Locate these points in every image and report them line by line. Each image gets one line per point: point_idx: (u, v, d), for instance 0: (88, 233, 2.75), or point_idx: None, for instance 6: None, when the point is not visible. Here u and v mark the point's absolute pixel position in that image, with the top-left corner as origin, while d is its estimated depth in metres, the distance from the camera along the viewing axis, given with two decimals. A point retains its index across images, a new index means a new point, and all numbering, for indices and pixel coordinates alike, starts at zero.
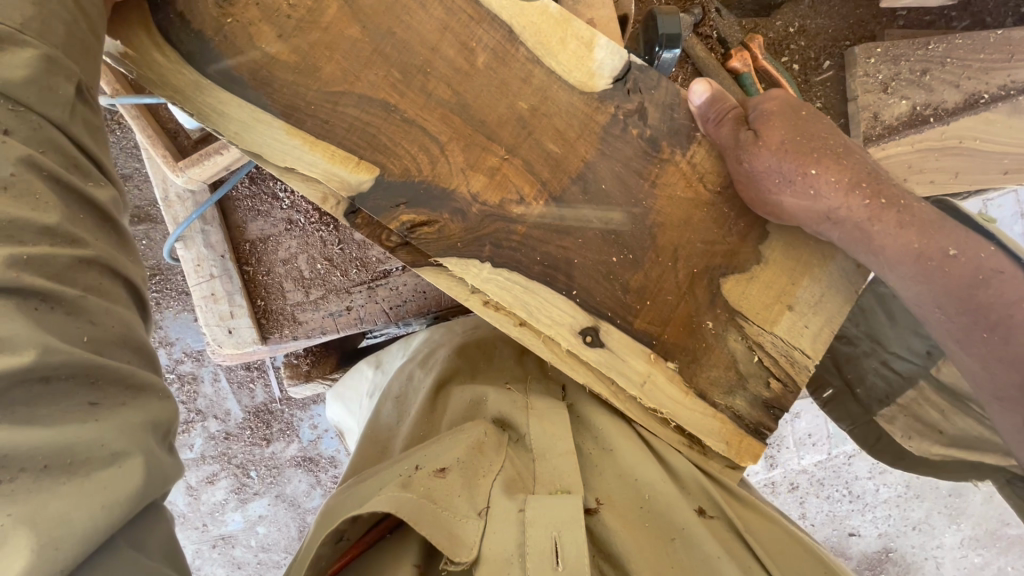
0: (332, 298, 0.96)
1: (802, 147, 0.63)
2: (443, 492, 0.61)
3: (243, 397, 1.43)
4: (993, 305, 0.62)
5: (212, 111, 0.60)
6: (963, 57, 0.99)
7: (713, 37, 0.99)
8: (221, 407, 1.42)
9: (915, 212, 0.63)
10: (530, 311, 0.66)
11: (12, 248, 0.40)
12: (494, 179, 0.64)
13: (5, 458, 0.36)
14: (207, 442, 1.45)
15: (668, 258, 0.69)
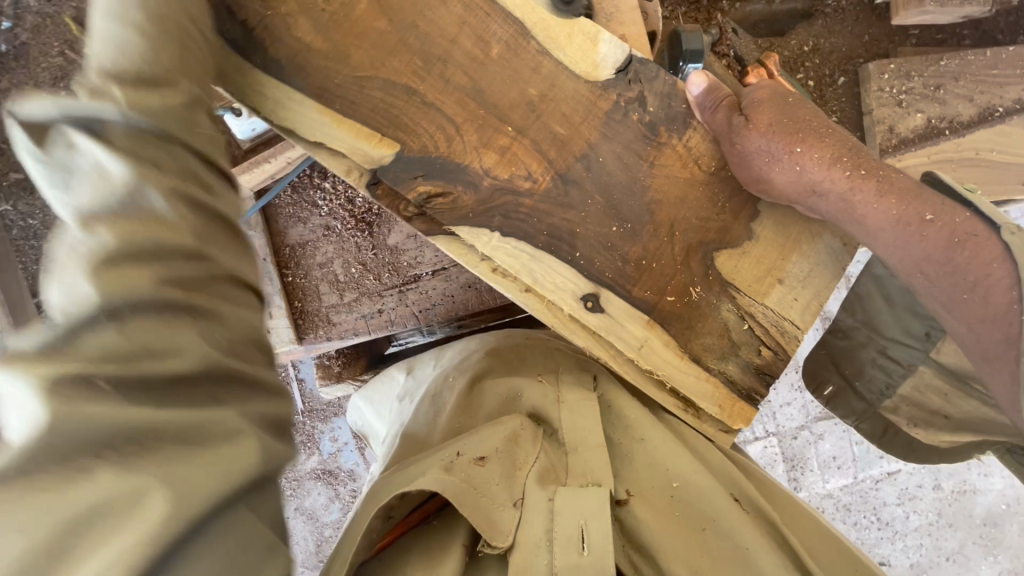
0: (365, 300, 1.01)
1: (790, 128, 0.65)
2: (482, 485, 0.66)
3: None
4: (971, 267, 0.63)
5: (247, 87, 0.60)
6: (976, 72, 1.02)
7: (731, 56, 1.03)
8: None
9: (895, 183, 0.66)
10: (536, 278, 0.67)
11: (161, 215, 0.42)
12: (505, 156, 0.65)
13: (155, 414, 0.38)
14: None
15: (665, 232, 0.69)
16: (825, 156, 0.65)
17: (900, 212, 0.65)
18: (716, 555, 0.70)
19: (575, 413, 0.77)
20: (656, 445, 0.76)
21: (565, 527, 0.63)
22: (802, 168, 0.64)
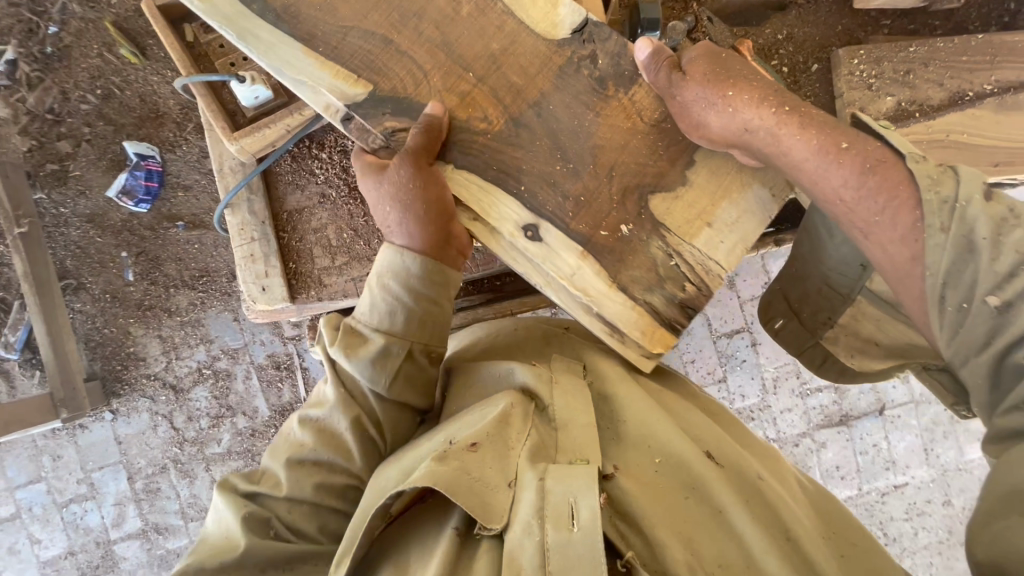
0: (354, 263, 1.37)
1: (723, 78, 1.08)
2: (473, 466, 1.03)
3: (272, 398, 2.24)
4: (854, 194, 0.98)
5: (289, 63, 1.11)
6: (946, 59, 1.27)
7: (709, 42, 1.27)
8: (249, 406, 2.24)
9: (815, 121, 1.03)
10: (482, 206, 1.14)
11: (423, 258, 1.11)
12: (466, 101, 1.15)
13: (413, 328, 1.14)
14: (235, 438, 2.25)
15: (605, 173, 1.16)
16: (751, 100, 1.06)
17: (823, 143, 1.00)
18: (694, 510, 1.07)
19: (567, 399, 1.18)
20: (636, 424, 1.18)
21: (557, 502, 0.96)
22: (713, 65, 1.09)
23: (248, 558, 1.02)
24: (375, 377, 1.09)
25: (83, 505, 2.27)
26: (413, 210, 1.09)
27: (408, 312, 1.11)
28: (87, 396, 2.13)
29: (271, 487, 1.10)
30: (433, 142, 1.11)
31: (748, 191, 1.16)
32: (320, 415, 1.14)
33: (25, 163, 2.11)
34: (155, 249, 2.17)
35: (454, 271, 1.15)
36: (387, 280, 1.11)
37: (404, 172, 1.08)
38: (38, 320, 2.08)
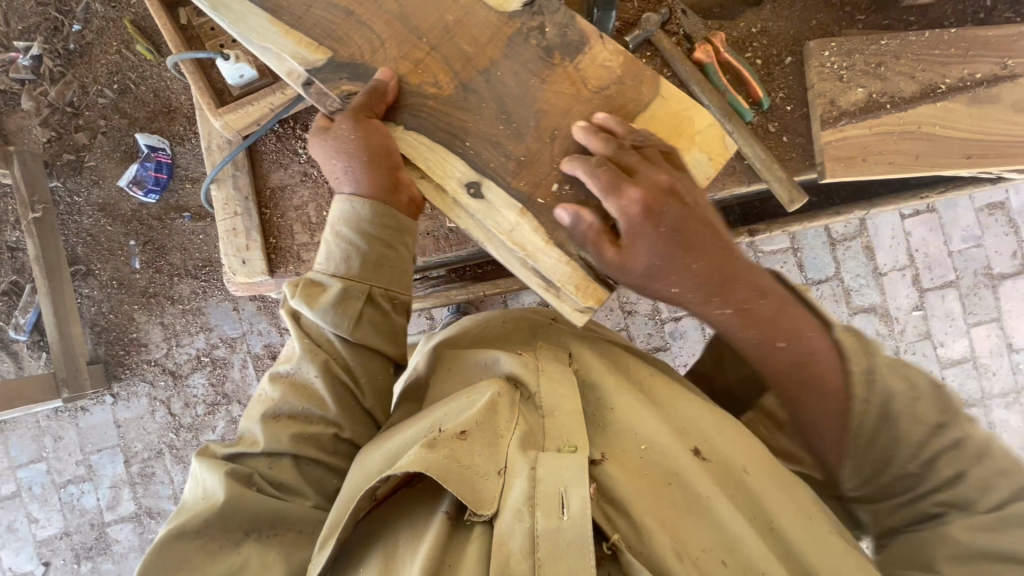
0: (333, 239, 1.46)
1: (665, 253, 1.08)
2: (463, 455, 1.04)
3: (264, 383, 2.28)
4: (734, 301, 1.08)
5: (258, 31, 1.20)
6: (918, 52, 1.38)
7: (681, 33, 1.44)
8: (245, 392, 2.28)
9: (731, 312, 1.08)
10: (428, 164, 1.21)
11: (374, 205, 1.14)
12: (417, 67, 1.22)
13: (367, 276, 1.16)
14: (227, 424, 2.29)
15: (546, 136, 1.20)
16: (687, 230, 1.08)
17: (758, 335, 1.07)
18: (678, 498, 1.08)
19: (553, 385, 1.19)
20: (620, 411, 1.20)
21: (547, 491, 0.98)
22: (646, 203, 1.07)
23: (239, 511, 1.04)
24: (337, 322, 1.14)
25: (81, 487, 2.32)
26: (357, 157, 1.15)
27: (361, 255, 1.15)
28: (89, 378, 2.21)
29: (250, 446, 1.12)
30: (378, 102, 1.18)
31: (693, 153, 1.20)
32: (291, 369, 1.17)
33: (43, 153, 2.21)
34: (162, 239, 2.23)
35: (407, 217, 1.18)
36: (339, 227, 1.16)
37: (346, 124, 1.15)
38: (46, 302, 2.16)
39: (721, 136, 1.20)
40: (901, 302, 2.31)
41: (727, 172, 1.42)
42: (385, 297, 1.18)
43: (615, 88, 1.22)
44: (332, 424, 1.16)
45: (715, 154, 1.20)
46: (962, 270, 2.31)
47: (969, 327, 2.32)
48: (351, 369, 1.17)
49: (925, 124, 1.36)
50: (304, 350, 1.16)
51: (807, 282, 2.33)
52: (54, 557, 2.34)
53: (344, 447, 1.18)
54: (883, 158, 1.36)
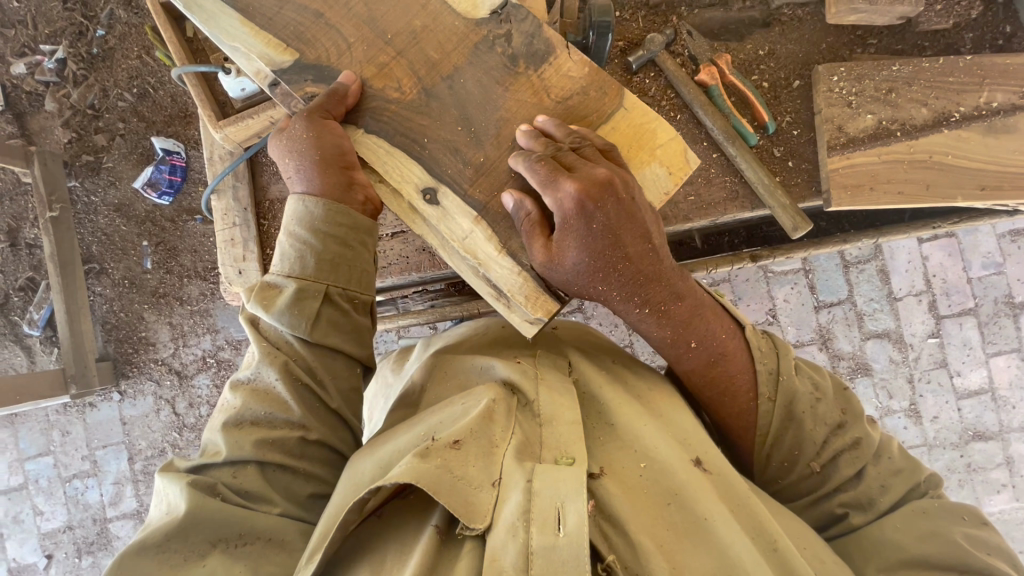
0: None
1: (593, 253, 1.12)
2: (456, 466, 1.02)
3: None
4: (657, 300, 1.19)
5: (228, 32, 1.23)
6: (931, 78, 1.37)
7: (685, 54, 1.44)
8: None
9: (654, 313, 1.20)
10: (387, 168, 1.25)
11: (328, 206, 1.19)
12: (382, 72, 1.25)
13: (323, 276, 1.19)
14: None
15: (504, 141, 1.25)
16: (621, 229, 1.12)
17: (677, 338, 1.22)
18: (676, 518, 1.06)
19: (551, 394, 1.17)
20: (622, 425, 1.17)
21: (545, 506, 0.97)
22: (582, 198, 1.09)
23: (202, 522, 1.04)
24: (295, 323, 1.16)
25: (85, 482, 2.36)
26: (309, 157, 1.18)
27: (316, 254, 1.18)
28: (97, 374, 2.25)
29: (213, 456, 1.13)
30: (337, 105, 1.21)
31: (653, 165, 1.25)
32: (251, 375, 1.18)
33: (63, 154, 2.26)
34: (173, 240, 2.27)
35: (362, 215, 1.22)
36: (292, 225, 1.20)
37: (299, 124, 1.18)
38: (59, 299, 2.21)
39: (682, 152, 1.25)
40: (916, 328, 2.25)
41: (731, 196, 1.40)
42: (342, 297, 1.21)
43: (579, 99, 1.27)
44: (296, 427, 1.16)
45: (676, 168, 1.26)
46: (982, 297, 2.24)
47: (988, 357, 2.24)
48: (313, 369, 1.19)
49: (935, 154, 1.35)
50: (262, 353, 1.17)
51: (818, 304, 2.27)
52: (56, 550, 2.38)
53: (313, 449, 1.19)
54: (892, 187, 1.35)
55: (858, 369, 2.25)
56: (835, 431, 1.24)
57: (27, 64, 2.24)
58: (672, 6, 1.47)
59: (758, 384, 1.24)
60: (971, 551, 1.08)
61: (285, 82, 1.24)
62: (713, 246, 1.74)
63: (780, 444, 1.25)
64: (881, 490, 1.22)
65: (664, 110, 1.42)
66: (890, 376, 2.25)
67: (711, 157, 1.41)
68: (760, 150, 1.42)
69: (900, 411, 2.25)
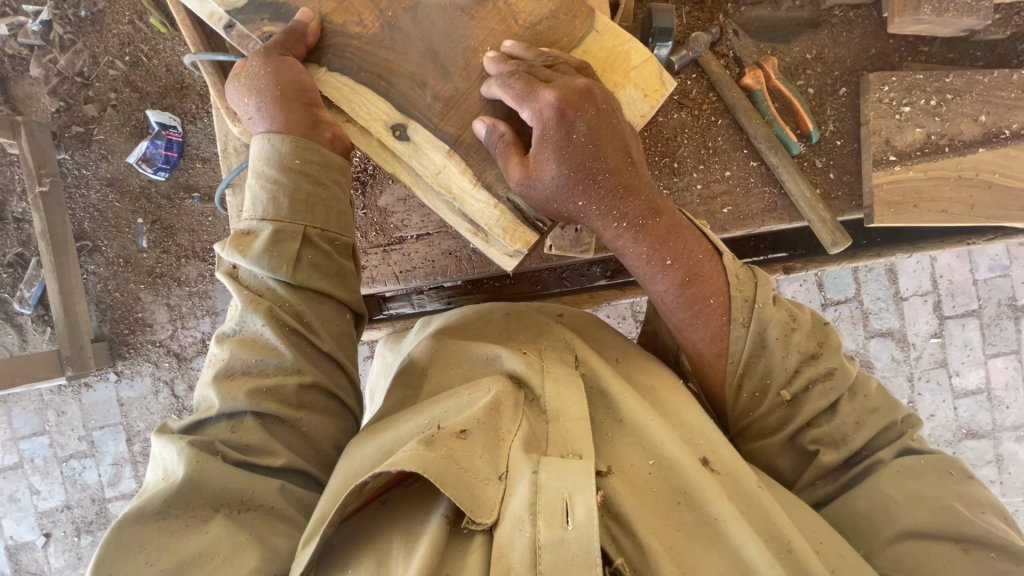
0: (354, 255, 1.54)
1: (573, 164, 1.10)
2: (462, 455, 0.96)
3: None
4: (635, 217, 1.15)
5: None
6: (986, 92, 1.44)
7: (730, 55, 1.49)
8: None
9: (631, 231, 1.16)
10: (353, 105, 1.21)
11: (296, 142, 1.14)
12: (342, 6, 1.21)
13: (295, 215, 1.13)
14: None
15: (473, 75, 1.21)
16: (600, 138, 1.11)
17: (654, 254, 1.17)
18: (687, 521, 1.00)
19: (558, 388, 1.11)
20: (631, 421, 1.10)
21: (551, 499, 0.92)
22: (562, 106, 1.07)
23: (203, 486, 0.98)
24: (274, 266, 1.10)
25: (82, 462, 2.34)
26: (269, 94, 1.13)
27: (288, 193, 1.13)
28: (93, 356, 2.19)
29: (208, 411, 1.07)
30: (296, 44, 1.16)
31: (627, 89, 1.22)
32: (236, 325, 1.12)
33: (51, 124, 2.15)
34: (170, 218, 2.17)
35: (332, 150, 1.18)
36: (260, 166, 1.14)
37: (255, 62, 1.13)
38: (51, 277, 2.13)
39: (658, 73, 1.21)
40: (920, 328, 2.26)
41: (769, 208, 1.47)
42: (322, 238, 1.16)
43: (548, 23, 1.22)
44: (291, 372, 1.10)
45: (652, 90, 1.22)
46: (985, 300, 2.26)
47: (987, 358, 2.28)
48: (300, 313, 1.13)
49: (984, 172, 1.43)
50: (245, 302, 1.11)
51: (825, 302, 2.28)
52: (54, 528, 2.37)
53: (310, 396, 1.12)
54: (937, 206, 1.43)
55: (861, 366, 2.27)
56: (806, 361, 1.19)
57: (9, 25, 2.09)
58: (720, 2, 1.50)
59: (732, 308, 1.17)
60: (966, 516, 1.02)
61: (240, 22, 1.18)
62: (738, 250, 1.72)
63: (751, 374, 1.18)
64: (855, 428, 1.16)
65: (706, 115, 1.47)
66: (890, 375, 2.28)
67: (751, 167, 1.47)
68: (802, 159, 1.49)
69: None
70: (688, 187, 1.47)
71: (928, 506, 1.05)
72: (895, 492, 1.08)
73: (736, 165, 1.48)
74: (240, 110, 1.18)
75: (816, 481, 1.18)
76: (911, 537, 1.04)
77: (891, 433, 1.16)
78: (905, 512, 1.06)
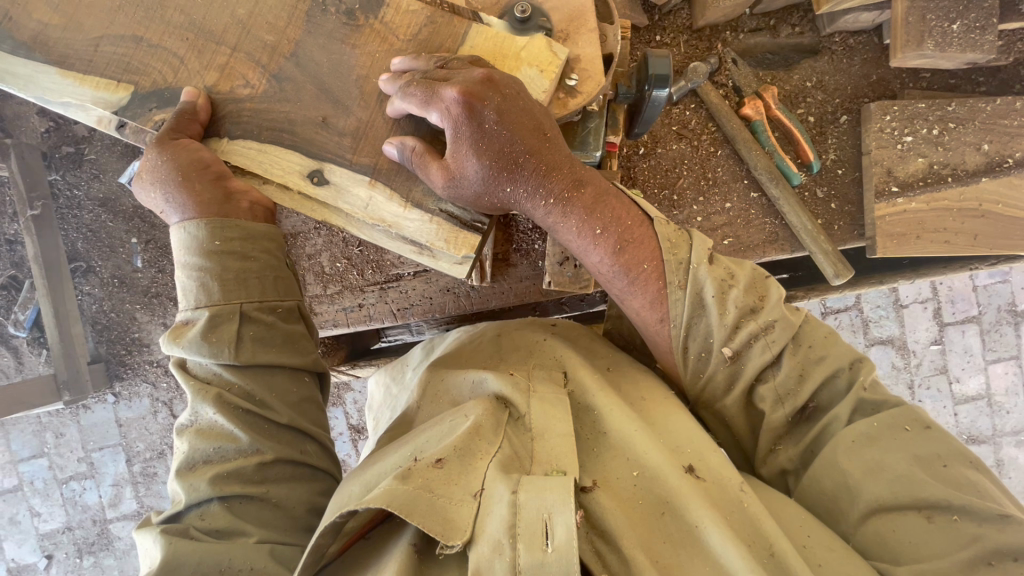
0: (352, 295, 1.55)
1: (492, 155, 1.08)
2: (438, 484, 0.94)
3: None
4: (561, 193, 1.13)
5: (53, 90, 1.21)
6: (991, 122, 1.43)
7: (729, 85, 1.48)
8: None
9: (559, 207, 1.14)
10: (266, 168, 1.19)
11: (210, 223, 1.11)
12: (225, 74, 1.20)
13: (224, 295, 1.11)
14: None
15: (371, 100, 1.19)
16: (514, 121, 1.08)
17: (584, 227, 1.15)
18: (674, 532, 0.96)
19: (544, 406, 1.07)
20: (616, 433, 1.07)
21: (530, 519, 0.88)
22: (466, 100, 1.05)
23: (181, 564, 0.99)
24: (215, 352, 1.09)
25: (82, 483, 2.35)
26: (171, 179, 1.11)
27: (216, 276, 1.11)
28: (90, 378, 2.18)
29: (178, 504, 1.09)
30: (189, 122, 1.16)
31: (522, 72, 1.15)
32: (192, 417, 1.12)
33: (41, 144, 2.09)
34: (164, 237, 2.08)
35: (252, 220, 1.15)
36: (182, 256, 1.13)
37: (152, 152, 1.12)
38: (46, 300, 2.09)
39: (548, 46, 1.14)
40: (920, 335, 2.26)
41: (770, 239, 1.46)
42: (261, 312, 1.14)
43: (428, 29, 1.19)
44: (251, 453, 1.09)
45: (547, 66, 1.14)
46: (985, 306, 2.26)
47: (987, 363, 2.28)
48: (251, 392, 1.12)
49: (985, 202, 1.42)
50: (194, 392, 1.11)
51: (825, 311, 2.26)
52: (56, 550, 2.40)
53: (275, 470, 1.11)
54: (939, 237, 1.43)
55: None
56: (745, 315, 1.09)
57: None
58: (718, 31, 1.50)
59: (666, 272, 1.12)
60: (926, 481, 0.95)
61: (129, 119, 1.20)
62: None
63: (694, 333, 1.11)
64: (799, 380, 1.08)
65: (705, 145, 1.47)
66: (891, 382, 2.28)
67: (751, 198, 1.46)
68: (803, 189, 1.48)
69: None
70: (687, 219, 1.47)
71: (887, 476, 0.97)
72: (851, 465, 1.00)
73: (736, 197, 1.47)
74: (150, 205, 1.17)
75: (776, 446, 1.11)
76: (880, 513, 0.96)
77: (839, 383, 1.08)
78: (867, 486, 0.98)
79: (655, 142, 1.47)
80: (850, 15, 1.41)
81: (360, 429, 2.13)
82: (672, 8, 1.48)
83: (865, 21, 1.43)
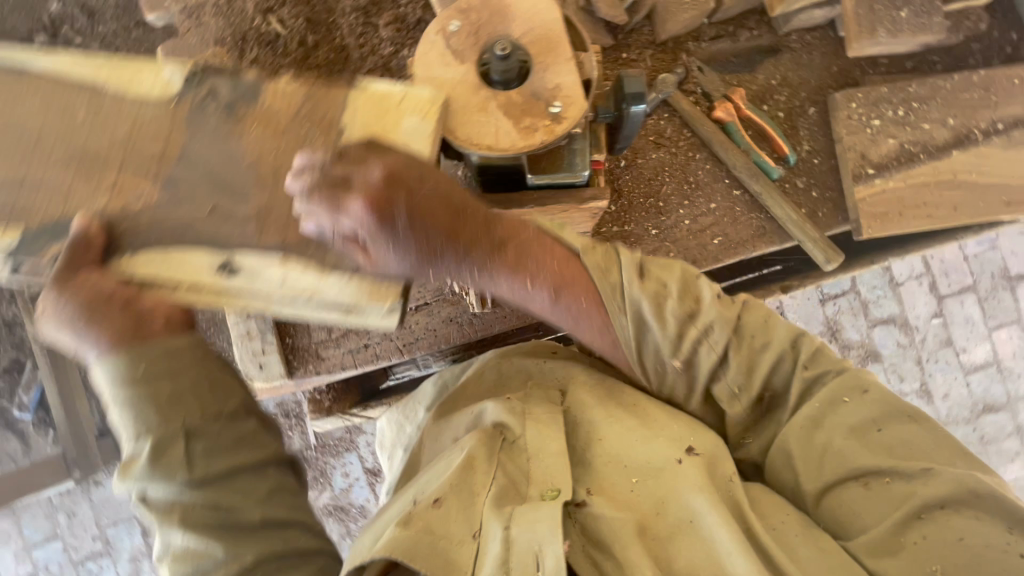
0: (357, 336, 1.56)
1: (418, 244, 0.96)
2: (438, 525, 0.94)
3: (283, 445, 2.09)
4: (496, 254, 1.02)
5: None
6: (950, 98, 1.49)
7: (699, 91, 1.53)
8: None
9: (498, 271, 1.02)
10: (167, 270, 1.08)
11: (120, 353, 1.03)
12: None
13: (157, 419, 1.02)
14: None
15: None
16: (430, 209, 0.96)
17: (525, 284, 1.04)
18: (666, 528, 0.98)
19: (539, 426, 1.07)
20: (609, 440, 1.08)
21: (522, 553, 0.88)
22: (375, 208, 0.93)
23: None
24: (168, 474, 1.01)
25: (99, 562, 2.30)
26: (75, 317, 1.03)
27: (145, 401, 1.02)
28: (99, 454, 2.16)
29: None
30: (84, 252, 1.06)
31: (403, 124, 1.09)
32: (163, 547, 1.04)
33: None
34: None
35: (169, 335, 1.06)
36: (103, 394, 1.04)
37: (49, 295, 1.04)
38: (52, 379, 2.11)
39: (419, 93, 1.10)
40: (920, 311, 2.28)
41: (758, 233, 1.49)
42: (208, 422, 1.05)
43: (307, 107, 1.13)
44: (230, 563, 1.02)
45: (428, 110, 1.10)
46: (979, 274, 2.28)
47: (990, 330, 2.29)
48: (217, 503, 1.03)
49: (959, 173, 1.47)
50: (158, 522, 1.03)
51: (824, 298, 2.27)
52: None
53: (292, 533, 1.08)
54: (920, 211, 1.47)
55: (869, 356, 2.27)
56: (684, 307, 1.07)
57: None
58: (681, 41, 1.55)
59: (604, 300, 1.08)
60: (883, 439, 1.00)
61: (21, 262, 1.08)
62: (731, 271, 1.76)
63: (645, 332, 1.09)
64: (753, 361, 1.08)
65: (684, 150, 1.51)
66: (899, 360, 2.28)
67: (735, 196, 1.50)
68: (785, 181, 1.51)
69: (912, 393, 2.29)
70: (675, 223, 1.50)
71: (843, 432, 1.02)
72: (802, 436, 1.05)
73: (720, 197, 1.50)
74: (61, 349, 1.07)
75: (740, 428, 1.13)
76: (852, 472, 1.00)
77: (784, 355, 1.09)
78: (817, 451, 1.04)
79: (635, 153, 1.51)
80: (803, 14, 1.48)
81: (376, 472, 2.11)
82: (635, 26, 1.53)
83: (818, 17, 1.50)
